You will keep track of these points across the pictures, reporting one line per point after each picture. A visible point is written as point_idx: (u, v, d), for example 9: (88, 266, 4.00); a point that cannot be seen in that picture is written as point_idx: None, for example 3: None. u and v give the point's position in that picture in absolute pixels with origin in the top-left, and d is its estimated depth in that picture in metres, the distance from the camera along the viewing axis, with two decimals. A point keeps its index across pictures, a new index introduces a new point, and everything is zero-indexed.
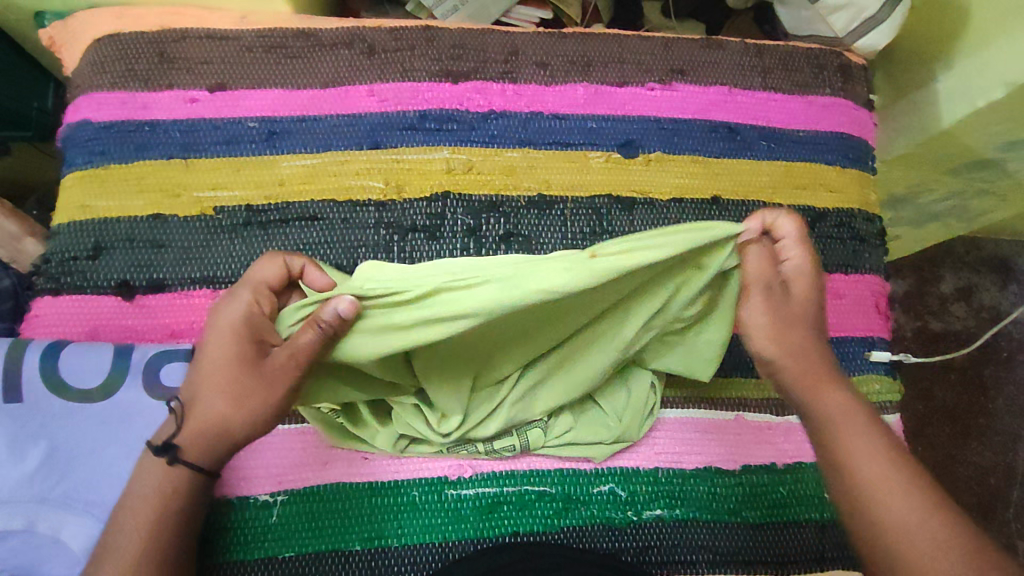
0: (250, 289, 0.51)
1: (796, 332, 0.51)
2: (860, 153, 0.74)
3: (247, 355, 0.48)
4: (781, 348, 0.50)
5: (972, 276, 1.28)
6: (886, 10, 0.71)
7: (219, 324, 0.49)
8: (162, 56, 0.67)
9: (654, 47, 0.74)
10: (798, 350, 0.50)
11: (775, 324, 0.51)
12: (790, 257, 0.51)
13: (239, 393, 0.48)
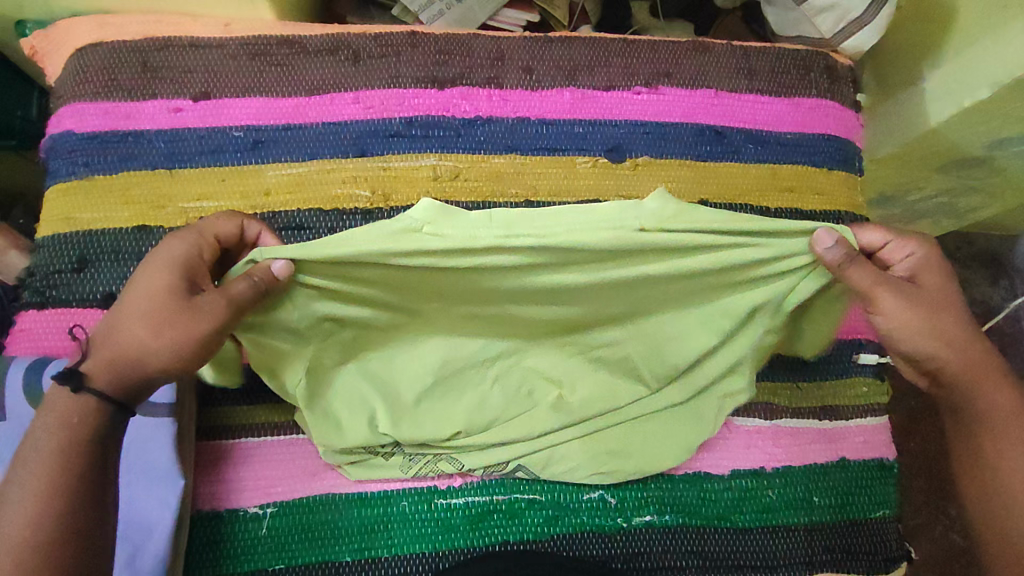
0: (198, 234, 0.52)
1: (940, 316, 0.56)
2: (847, 154, 0.74)
3: (176, 287, 0.49)
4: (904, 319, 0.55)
5: (964, 271, 1.29)
6: (872, 11, 0.72)
7: (157, 260, 0.50)
8: (145, 65, 0.67)
9: (640, 51, 0.74)
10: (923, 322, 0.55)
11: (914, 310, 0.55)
12: (902, 258, 0.58)
13: (158, 320, 0.48)
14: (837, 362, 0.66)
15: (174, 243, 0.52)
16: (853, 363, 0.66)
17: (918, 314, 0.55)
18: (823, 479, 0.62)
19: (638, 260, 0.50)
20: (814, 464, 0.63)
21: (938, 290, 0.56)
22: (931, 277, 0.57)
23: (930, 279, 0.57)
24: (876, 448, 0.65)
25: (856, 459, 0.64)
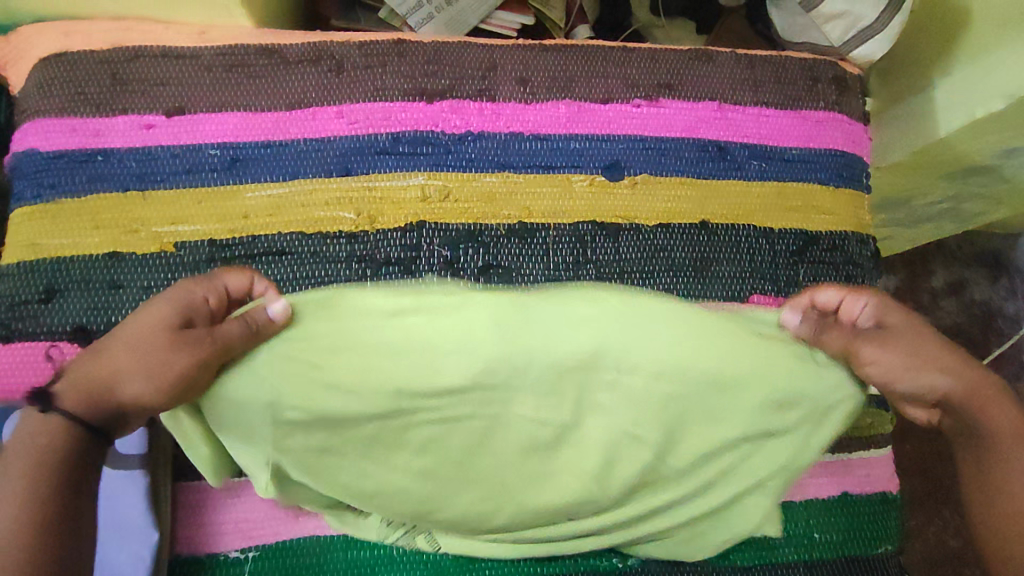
0: (206, 282, 0.51)
1: (927, 355, 0.54)
2: (854, 170, 0.71)
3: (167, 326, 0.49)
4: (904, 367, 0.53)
5: (963, 271, 1.27)
6: (884, 19, 0.69)
7: (161, 297, 0.50)
8: (114, 77, 0.62)
9: (640, 61, 0.70)
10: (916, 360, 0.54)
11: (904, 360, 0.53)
12: (862, 309, 0.56)
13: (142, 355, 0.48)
14: None
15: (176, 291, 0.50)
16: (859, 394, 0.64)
17: (907, 357, 0.54)
18: (826, 515, 0.61)
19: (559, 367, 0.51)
20: (817, 499, 0.61)
21: (907, 329, 0.55)
22: (899, 318, 0.56)
23: (895, 320, 0.55)
24: (880, 481, 0.63)
25: (859, 493, 0.62)
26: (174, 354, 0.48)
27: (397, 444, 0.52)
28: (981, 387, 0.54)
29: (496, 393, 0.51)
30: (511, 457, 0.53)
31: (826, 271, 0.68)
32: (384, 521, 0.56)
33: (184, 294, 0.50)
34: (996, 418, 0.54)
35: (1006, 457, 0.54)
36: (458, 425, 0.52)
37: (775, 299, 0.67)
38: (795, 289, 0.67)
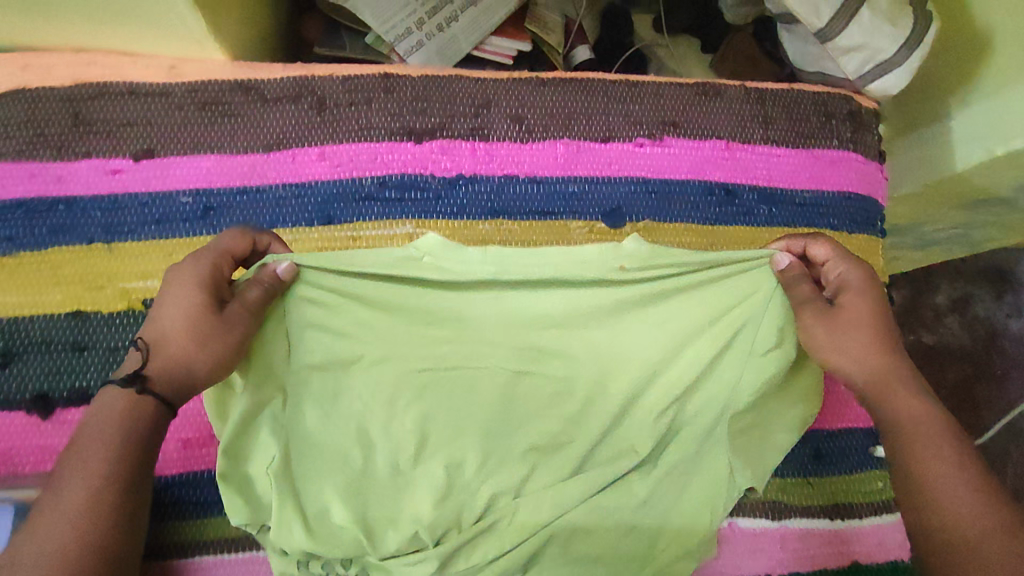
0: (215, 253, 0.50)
1: (867, 345, 0.49)
2: (869, 214, 0.67)
3: (208, 304, 0.47)
4: (840, 353, 0.50)
5: (965, 286, 1.16)
6: (903, 53, 0.64)
7: (182, 276, 0.48)
8: (76, 117, 0.58)
9: (644, 95, 0.66)
10: (864, 360, 0.49)
11: (833, 337, 0.50)
12: (839, 273, 0.53)
13: (202, 334, 0.46)
14: (852, 455, 0.62)
15: (187, 263, 0.49)
16: (869, 456, 0.62)
17: (853, 336, 0.50)
18: None
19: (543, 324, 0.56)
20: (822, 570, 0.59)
21: (863, 315, 0.50)
22: (866, 305, 0.50)
23: (853, 300, 0.51)
24: (891, 550, 0.61)
25: (868, 562, 0.60)
26: (229, 330, 0.47)
27: (393, 418, 0.55)
28: (895, 378, 0.49)
29: (484, 352, 0.56)
30: (494, 419, 0.57)
31: None
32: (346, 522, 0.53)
33: (206, 269, 0.48)
34: (920, 445, 0.46)
35: (921, 454, 0.46)
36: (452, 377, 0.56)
37: None
38: None
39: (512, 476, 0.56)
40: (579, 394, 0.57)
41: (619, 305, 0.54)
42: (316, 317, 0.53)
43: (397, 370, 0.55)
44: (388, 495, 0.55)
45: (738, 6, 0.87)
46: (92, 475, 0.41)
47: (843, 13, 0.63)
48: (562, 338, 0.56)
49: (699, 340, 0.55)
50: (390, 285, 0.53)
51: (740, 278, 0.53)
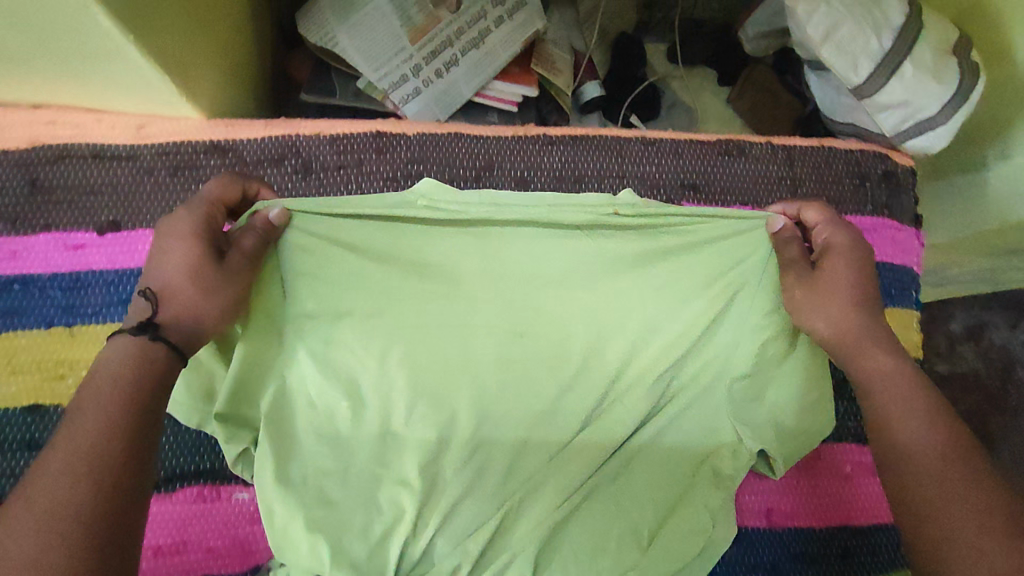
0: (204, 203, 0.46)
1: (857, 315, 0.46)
2: (903, 284, 0.62)
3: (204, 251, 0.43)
4: (833, 327, 0.46)
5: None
6: (947, 112, 0.59)
7: (172, 230, 0.43)
8: (34, 184, 0.52)
9: (661, 154, 0.60)
10: (855, 330, 0.46)
11: (828, 306, 0.46)
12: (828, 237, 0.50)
13: (203, 282, 0.42)
14: (884, 552, 0.57)
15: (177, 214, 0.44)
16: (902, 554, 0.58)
17: (833, 309, 0.46)
18: None
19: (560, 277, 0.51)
20: None
21: (846, 283, 0.47)
22: (851, 271, 0.47)
23: (837, 267, 0.47)
24: None
25: None
26: (232, 274, 0.43)
27: (384, 376, 0.49)
28: (872, 337, 0.46)
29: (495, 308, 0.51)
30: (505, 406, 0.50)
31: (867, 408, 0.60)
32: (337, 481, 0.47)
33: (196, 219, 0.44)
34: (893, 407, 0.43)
35: (890, 424, 0.42)
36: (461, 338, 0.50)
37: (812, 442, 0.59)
38: (834, 431, 0.59)
39: (505, 455, 0.50)
40: (584, 377, 0.51)
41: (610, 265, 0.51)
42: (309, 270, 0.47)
43: (395, 326, 0.49)
44: (376, 460, 0.48)
45: (759, 38, 0.80)
46: (111, 427, 0.35)
47: (882, 68, 0.57)
48: (560, 295, 0.51)
49: (695, 307, 0.50)
50: (388, 233, 0.49)
51: (741, 239, 0.50)
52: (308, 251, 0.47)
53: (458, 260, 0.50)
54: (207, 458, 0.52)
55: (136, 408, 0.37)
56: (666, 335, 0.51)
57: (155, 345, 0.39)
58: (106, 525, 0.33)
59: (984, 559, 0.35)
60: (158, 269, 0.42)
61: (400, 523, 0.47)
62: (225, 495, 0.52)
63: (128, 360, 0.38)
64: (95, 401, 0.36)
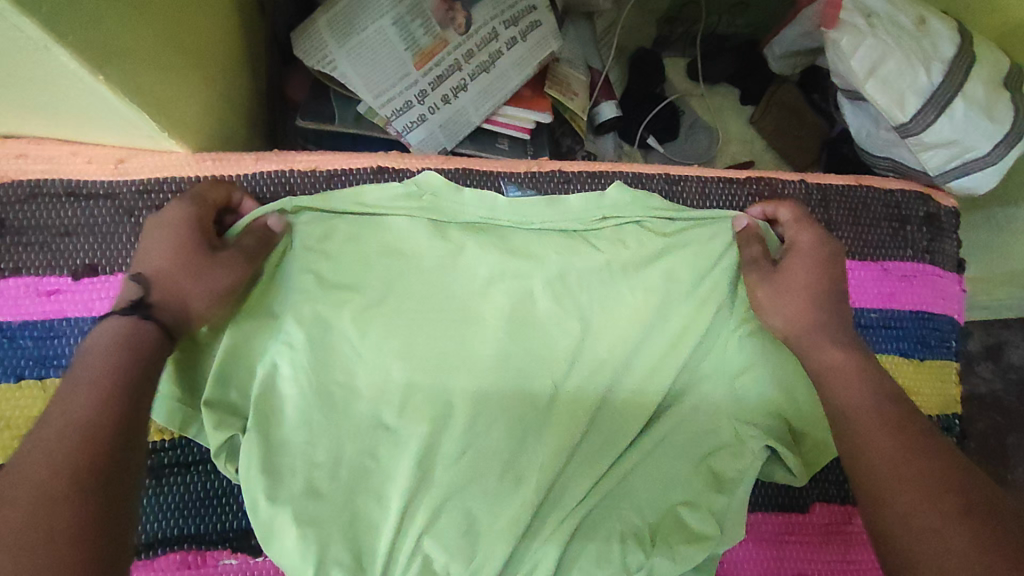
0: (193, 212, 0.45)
1: (818, 310, 0.48)
2: (943, 335, 0.58)
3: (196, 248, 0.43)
4: (789, 322, 0.48)
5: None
6: (997, 153, 0.54)
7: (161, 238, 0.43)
8: (3, 226, 0.48)
9: (683, 192, 0.56)
10: (811, 324, 0.47)
11: (785, 297, 0.48)
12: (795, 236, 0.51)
13: (194, 268, 0.43)
14: None
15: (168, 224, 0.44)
16: None
17: (789, 301, 0.48)
18: None
19: (552, 275, 0.53)
20: None
21: (809, 276, 0.49)
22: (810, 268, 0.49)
23: (799, 266, 0.49)
24: None
25: None
26: (219, 265, 0.44)
27: (377, 373, 0.49)
28: (825, 330, 0.47)
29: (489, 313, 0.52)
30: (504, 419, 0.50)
31: None
32: (329, 482, 0.46)
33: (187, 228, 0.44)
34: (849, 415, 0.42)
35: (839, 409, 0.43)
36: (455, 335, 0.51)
37: (844, 502, 0.54)
38: None
39: (498, 453, 0.49)
40: (569, 395, 0.51)
41: (602, 259, 0.53)
42: (313, 264, 0.50)
43: (391, 321, 0.50)
44: (366, 460, 0.48)
45: (787, 57, 0.75)
46: (108, 396, 0.36)
47: (932, 105, 0.53)
48: (554, 287, 0.52)
49: (678, 305, 0.53)
50: (383, 227, 0.52)
51: (712, 234, 0.54)
52: (309, 241, 0.50)
53: (458, 254, 0.52)
54: (189, 522, 0.47)
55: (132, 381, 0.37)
56: (656, 336, 0.53)
57: (145, 324, 0.40)
58: (99, 485, 0.33)
59: (944, 541, 0.34)
60: (148, 258, 0.43)
61: (404, 528, 0.47)
62: (211, 561, 0.47)
63: (121, 338, 0.39)
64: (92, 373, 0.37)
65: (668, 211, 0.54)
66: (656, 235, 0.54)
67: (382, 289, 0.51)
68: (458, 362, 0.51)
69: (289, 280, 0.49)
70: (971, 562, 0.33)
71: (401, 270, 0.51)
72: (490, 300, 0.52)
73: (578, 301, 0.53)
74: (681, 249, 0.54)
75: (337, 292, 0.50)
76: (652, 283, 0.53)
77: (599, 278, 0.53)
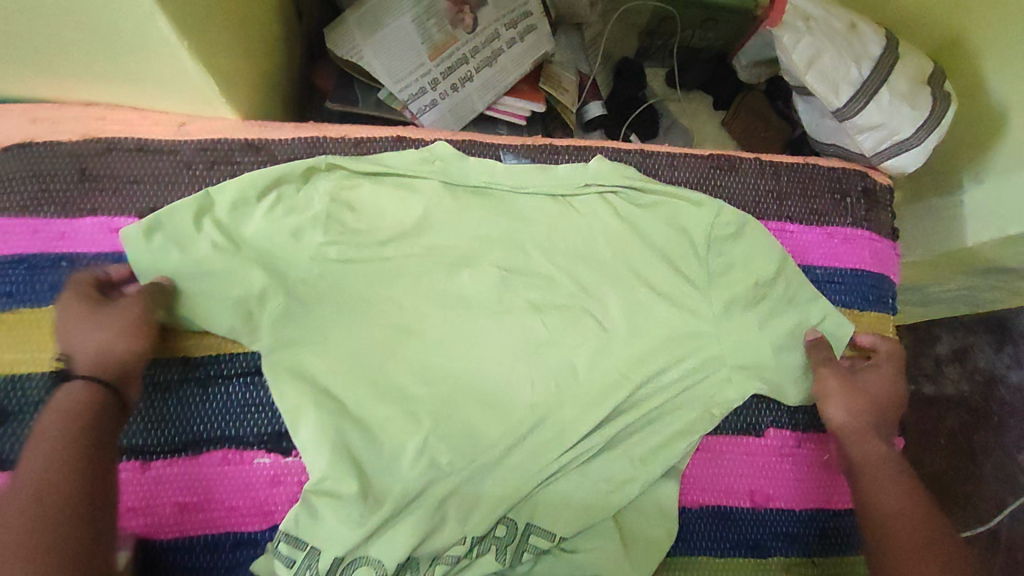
0: (77, 285, 0.52)
1: (868, 407, 0.59)
2: (880, 292, 0.66)
3: (89, 308, 0.51)
4: (848, 410, 0.58)
5: (967, 336, 1.09)
6: (920, 134, 0.65)
7: (65, 312, 0.51)
8: (83, 173, 0.58)
9: (657, 164, 0.66)
10: (865, 414, 0.58)
11: (845, 390, 0.59)
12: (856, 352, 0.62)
13: (96, 319, 0.50)
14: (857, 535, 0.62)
15: (69, 299, 0.51)
16: None
17: (853, 396, 0.59)
18: None
19: (542, 229, 0.62)
20: None
21: (871, 386, 0.60)
22: (867, 378, 0.60)
23: (863, 373, 0.60)
24: None
25: None
26: (113, 312, 0.51)
27: (393, 305, 0.58)
28: (876, 428, 0.58)
29: (487, 258, 0.61)
30: (496, 348, 0.59)
31: None
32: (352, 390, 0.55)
33: (78, 297, 0.51)
34: (866, 449, 0.57)
35: (866, 486, 0.55)
36: (457, 275, 0.60)
37: (794, 430, 0.62)
38: (814, 421, 0.63)
39: (494, 375, 0.58)
40: (556, 330, 0.60)
41: (586, 219, 0.63)
42: (339, 213, 0.58)
43: (403, 263, 0.59)
44: (379, 375, 0.56)
45: (752, 68, 0.86)
46: (51, 465, 0.43)
47: (861, 93, 0.64)
48: (542, 242, 0.62)
49: (650, 258, 0.62)
50: (400, 186, 0.60)
51: (679, 202, 0.63)
52: (337, 194, 0.59)
53: (465, 212, 0.61)
54: (231, 424, 0.55)
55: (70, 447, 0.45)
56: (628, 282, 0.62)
57: (96, 384, 0.48)
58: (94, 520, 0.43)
59: None
60: (76, 336, 0.50)
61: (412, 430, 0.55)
62: (247, 460, 0.55)
63: (82, 402, 0.47)
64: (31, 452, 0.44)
65: (640, 181, 0.63)
66: (629, 199, 0.63)
67: (398, 237, 0.60)
68: (458, 295, 0.60)
69: (317, 226, 0.58)
70: (941, 558, 0.50)
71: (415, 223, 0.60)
72: (490, 249, 0.61)
73: (564, 252, 0.62)
74: (652, 215, 0.63)
75: (361, 238, 0.59)
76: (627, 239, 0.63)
77: (582, 235, 0.62)
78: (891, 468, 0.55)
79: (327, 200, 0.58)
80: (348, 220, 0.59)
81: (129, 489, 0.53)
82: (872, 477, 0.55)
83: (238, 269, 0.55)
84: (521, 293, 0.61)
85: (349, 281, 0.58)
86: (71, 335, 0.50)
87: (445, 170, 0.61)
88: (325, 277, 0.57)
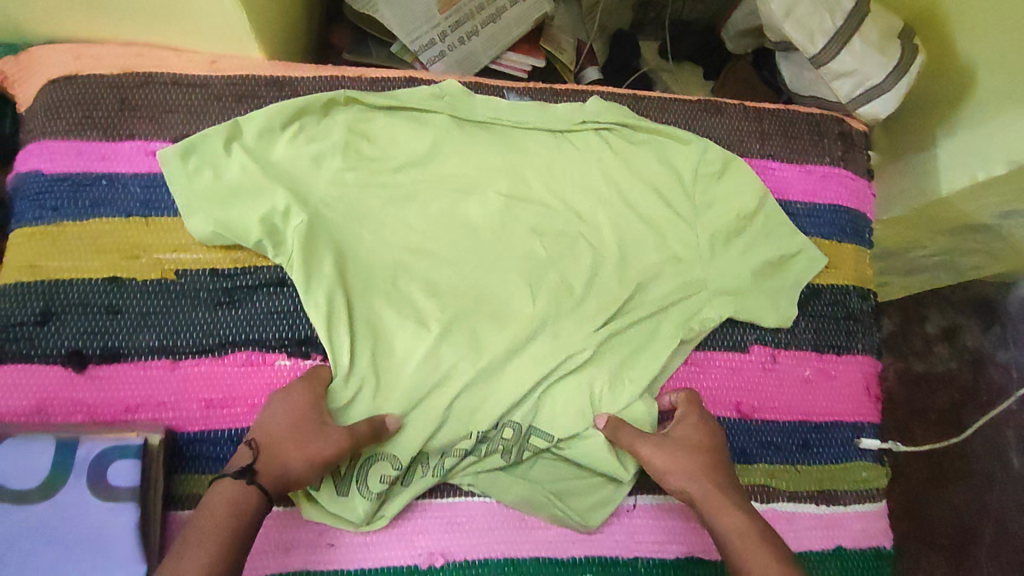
0: (305, 389, 0.56)
1: (710, 475, 0.56)
2: (858, 226, 0.71)
3: (307, 423, 0.54)
4: (688, 480, 0.56)
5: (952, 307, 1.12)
6: (891, 79, 0.70)
7: (280, 412, 0.54)
8: (123, 103, 0.63)
9: (648, 107, 0.71)
10: (708, 480, 0.56)
11: (678, 460, 0.57)
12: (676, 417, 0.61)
13: (299, 437, 0.53)
14: (838, 446, 0.66)
15: (291, 400, 0.55)
16: (853, 447, 0.67)
17: (690, 463, 0.57)
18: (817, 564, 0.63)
19: (543, 162, 0.67)
20: (811, 551, 0.63)
21: (705, 447, 0.58)
22: (694, 439, 0.58)
23: (687, 436, 0.58)
24: (874, 535, 0.65)
25: (852, 546, 0.64)
26: (323, 439, 0.53)
27: (405, 225, 0.63)
28: (724, 493, 0.55)
29: (492, 186, 0.66)
30: (499, 267, 0.64)
31: (826, 325, 0.68)
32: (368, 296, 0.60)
33: (302, 406, 0.55)
34: (721, 519, 0.53)
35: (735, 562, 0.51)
36: (464, 201, 0.65)
37: (776, 347, 0.66)
38: (796, 339, 0.67)
39: (498, 291, 0.63)
40: (555, 252, 0.65)
41: (583, 153, 0.68)
42: (356, 142, 0.64)
43: (415, 188, 0.64)
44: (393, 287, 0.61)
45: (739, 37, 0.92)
46: (212, 561, 0.45)
47: (836, 41, 0.70)
48: (543, 174, 0.67)
49: (643, 189, 0.67)
50: (412, 120, 0.66)
51: (669, 139, 0.69)
52: (354, 125, 0.64)
53: (472, 144, 0.66)
54: (255, 329, 0.60)
55: (228, 546, 0.46)
56: (622, 211, 0.67)
57: (263, 495, 0.49)
58: None
59: None
60: (274, 442, 0.52)
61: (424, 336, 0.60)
62: (269, 362, 0.59)
63: (245, 500, 0.48)
64: (191, 530, 0.46)
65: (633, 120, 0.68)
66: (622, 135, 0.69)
67: (410, 165, 0.65)
68: (465, 220, 0.65)
69: (337, 152, 0.63)
70: None
71: (426, 153, 0.65)
72: (495, 179, 0.66)
73: (563, 182, 0.67)
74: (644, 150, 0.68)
75: (377, 165, 0.64)
76: (621, 172, 0.68)
77: (580, 167, 0.68)
78: (750, 534, 0.52)
79: (346, 128, 0.64)
80: (364, 148, 0.64)
81: (160, 385, 0.58)
82: (738, 547, 0.51)
83: (264, 189, 0.60)
84: (523, 219, 0.66)
85: (366, 203, 0.63)
86: (273, 432, 0.53)
87: (454, 106, 0.66)
88: (342, 197, 0.62)
